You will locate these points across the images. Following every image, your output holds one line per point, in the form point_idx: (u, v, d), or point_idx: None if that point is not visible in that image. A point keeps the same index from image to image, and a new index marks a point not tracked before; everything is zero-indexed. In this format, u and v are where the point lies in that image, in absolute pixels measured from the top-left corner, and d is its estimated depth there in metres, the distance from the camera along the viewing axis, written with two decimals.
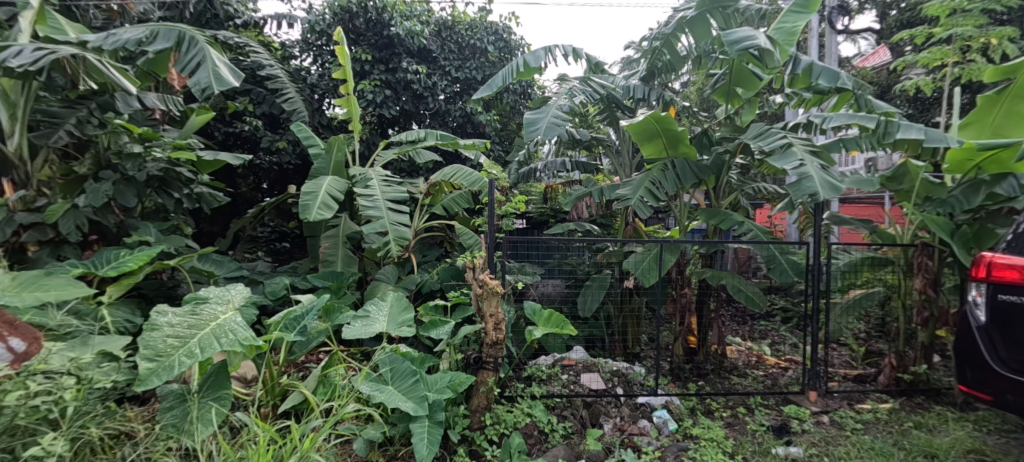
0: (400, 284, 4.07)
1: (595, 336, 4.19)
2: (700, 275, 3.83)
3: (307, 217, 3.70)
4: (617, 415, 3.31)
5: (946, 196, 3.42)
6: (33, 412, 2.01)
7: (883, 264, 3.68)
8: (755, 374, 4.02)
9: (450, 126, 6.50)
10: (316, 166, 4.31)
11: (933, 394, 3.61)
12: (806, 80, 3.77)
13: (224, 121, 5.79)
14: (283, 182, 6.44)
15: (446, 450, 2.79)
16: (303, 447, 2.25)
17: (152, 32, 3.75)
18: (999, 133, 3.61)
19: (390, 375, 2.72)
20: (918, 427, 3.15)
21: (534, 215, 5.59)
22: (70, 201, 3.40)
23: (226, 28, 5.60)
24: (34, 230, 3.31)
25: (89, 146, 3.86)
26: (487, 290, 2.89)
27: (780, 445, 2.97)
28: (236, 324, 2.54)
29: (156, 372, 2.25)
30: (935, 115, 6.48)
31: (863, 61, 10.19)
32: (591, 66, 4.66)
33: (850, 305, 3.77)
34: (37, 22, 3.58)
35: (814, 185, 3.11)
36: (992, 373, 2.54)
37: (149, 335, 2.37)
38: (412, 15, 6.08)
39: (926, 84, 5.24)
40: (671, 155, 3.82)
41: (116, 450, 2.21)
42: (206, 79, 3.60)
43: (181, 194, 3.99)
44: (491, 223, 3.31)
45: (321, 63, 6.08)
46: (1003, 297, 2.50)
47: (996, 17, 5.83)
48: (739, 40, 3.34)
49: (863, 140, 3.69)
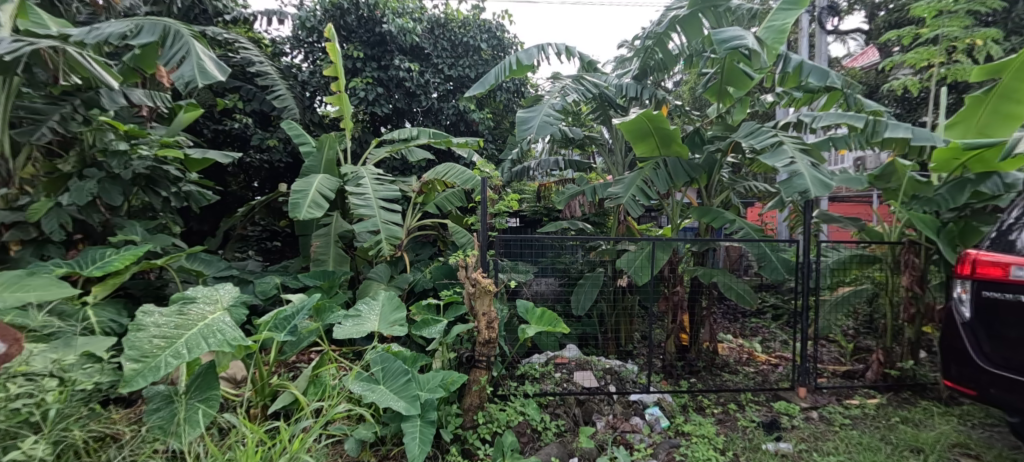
0: (391, 283, 4.03)
1: (588, 335, 4.25)
2: (692, 274, 3.83)
3: (297, 216, 3.64)
4: (609, 412, 3.30)
5: (933, 194, 3.43)
6: (14, 415, 1.99)
7: (871, 262, 3.69)
8: (746, 371, 4.01)
9: (443, 124, 6.45)
10: (307, 164, 4.26)
11: (919, 390, 3.65)
12: (797, 78, 3.81)
13: (213, 118, 5.74)
14: (274, 180, 6.37)
15: (438, 449, 2.78)
16: (292, 448, 2.23)
17: (137, 26, 3.70)
18: (985, 133, 3.64)
19: (382, 375, 2.70)
20: (904, 421, 3.19)
21: (527, 214, 5.61)
22: (54, 200, 3.33)
23: (215, 23, 5.57)
24: (17, 228, 3.25)
25: (74, 144, 3.80)
26: (480, 289, 2.87)
27: (770, 441, 2.99)
28: (224, 324, 2.50)
29: (141, 373, 2.21)
30: (922, 115, 6.60)
31: (852, 61, 10.24)
32: (584, 64, 4.68)
33: (839, 301, 3.73)
34: (18, 16, 3.49)
35: (805, 183, 3.14)
36: (976, 368, 2.57)
37: (135, 335, 2.32)
38: (405, 11, 6.03)
39: (913, 84, 5.28)
40: (664, 153, 3.82)
41: (101, 453, 2.19)
42: (190, 73, 3.56)
43: (169, 192, 3.93)
44: (485, 221, 3.24)
45: (312, 60, 6.04)
46: (987, 293, 2.54)
47: (982, 18, 5.92)
48: (728, 39, 3.37)
49: (852, 138, 3.73)
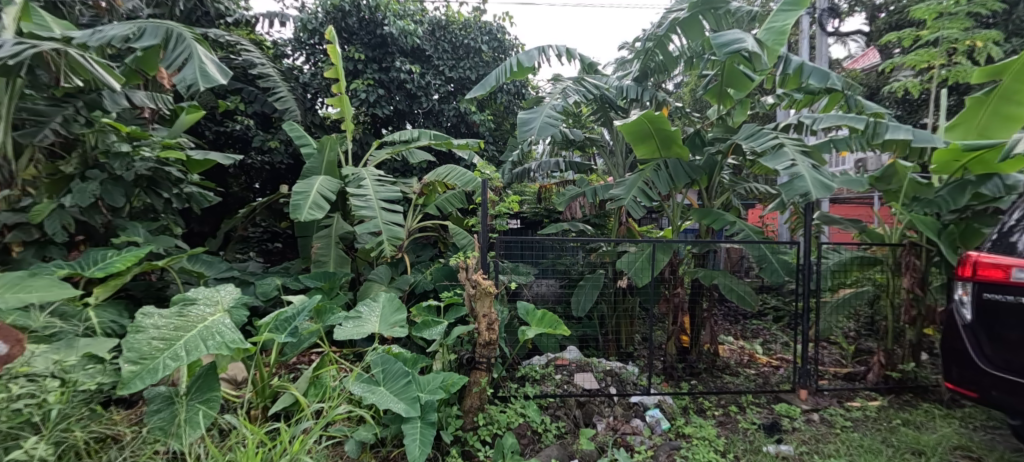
0: (392, 284, 4.04)
1: (588, 336, 4.25)
2: (693, 275, 3.86)
3: (298, 217, 3.66)
4: (610, 414, 3.32)
5: (934, 196, 3.44)
6: (15, 416, 2.00)
7: (872, 264, 3.69)
8: (747, 372, 4.01)
9: (444, 125, 6.43)
10: (308, 166, 4.26)
11: (920, 392, 3.65)
12: (797, 80, 3.82)
13: (215, 120, 5.75)
14: (275, 181, 6.38)
15: (439, 450, 2.79)
16: (293, 450, 2.24)
17: (140, 28, 3.72)
18: (985, 134, 3.64)
19: (382, 376, 2.70)
20: (906, 423, 3.18)
21: (528, 215, 5.61)
22: (56, 201, 3.35)
23: (217, 26, 5.58)
24: (19, 230, 3.26)
25: (76, 145, 3.81)
26: (480, 291, 2.87)
27: (771, 443, 2.99)
28: (224, 326, 2.51)
29: (140, 375, 2.23)
30: (923, 117, 6.59)
31: (854, 63, 10.21)
32: (584, 66, 4.68)
33: (840, 303, 3.74)
34: (22, 18, 3.51)
35: (807, 185, 3.14)
36: (977, 370, 2.56)
37: (134, 337, 2.33)
38: (406, 14, 6.05)
39: (914, 86, 5.27)
40: (665, 155, 3.81)
41: (101, 453, 2.19)
42: (192, 76, 3.57)
43: (170, 194, 3.94)
44: (485, 223, 3.26)
45: (313, 62, 6.05)
46: (988, 296, 2.54)
47: (983, 20, 5.92)
48: (727, 43, 3.38)
49: (853, 140, 3.69)
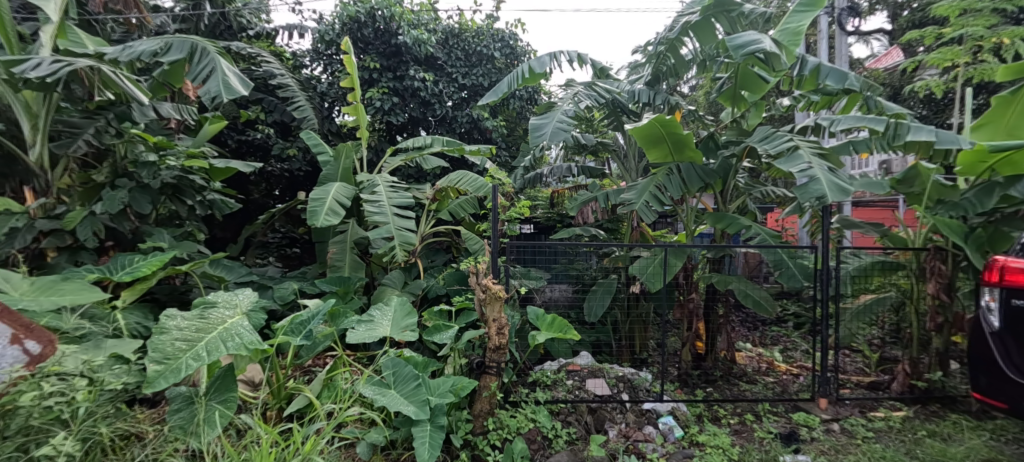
0: (406, 288, 4.10)
1: (602, 342, 4.20)
2: (707, 280, 3.75)
3: (315, 223, 3.74)
4: (622, 421, 3.28)
5: (959, 199, 3.32)
6: (46, 413, 2.09)
7: (895, 269, 3.57)
8: (765, 380, 3.91)
9: (457, 132, 6.52)
10: (325, 173, 4.35)
11: (949, 402, 3.50)
12: (814, 81, 3.74)
13: (237, 129, 5.95)
14: (294, 189, 6.58)
15: (449, 454, 2.81)
16: (305, 450, 2.30)
17: (167, 43, 3.88)
18: (1014, 134, 3.51)
19: (392, 379, 2.74)
20: (932, 435, 3.06)
21: (540, 221, 5.63)
22: (87, 208, 3.49)
23: (239, 38, 5.78)
24: (53, 236, 3.42)
25: (107, 155, 3.99)
26: (490, 295, 2.89)
27: (787, 453, 2.91)
28: (242, 328, 2.60)
29: (164, 374, 2.30)
30: (949, 117, 6.37)
31: (875, 62, 9.93)
32: (596, 71, 4.68)
33: (861, 310, 3.58)
34: (58, 36, 3.71)
35: (821, 188, 3.07)
36: (1006, 380, 2.46)
37: (158, 338, 2.41)
38: (419, 23, 6.17)
39: (936, 86, 5.11)
40: (677, 159, 3.75)
41: (125, 451, 2.30)
42: (216, 87, 3.70)
43: (193, 201, 4.09)
44: (496, 228, 3.28)
45: (331, 71, 6.20)
46: (1017, 302, 2.43)
47: (1011, 16, 5.72)
48: (744, 44, 3.32)
49: (874, 142, 3.61)
